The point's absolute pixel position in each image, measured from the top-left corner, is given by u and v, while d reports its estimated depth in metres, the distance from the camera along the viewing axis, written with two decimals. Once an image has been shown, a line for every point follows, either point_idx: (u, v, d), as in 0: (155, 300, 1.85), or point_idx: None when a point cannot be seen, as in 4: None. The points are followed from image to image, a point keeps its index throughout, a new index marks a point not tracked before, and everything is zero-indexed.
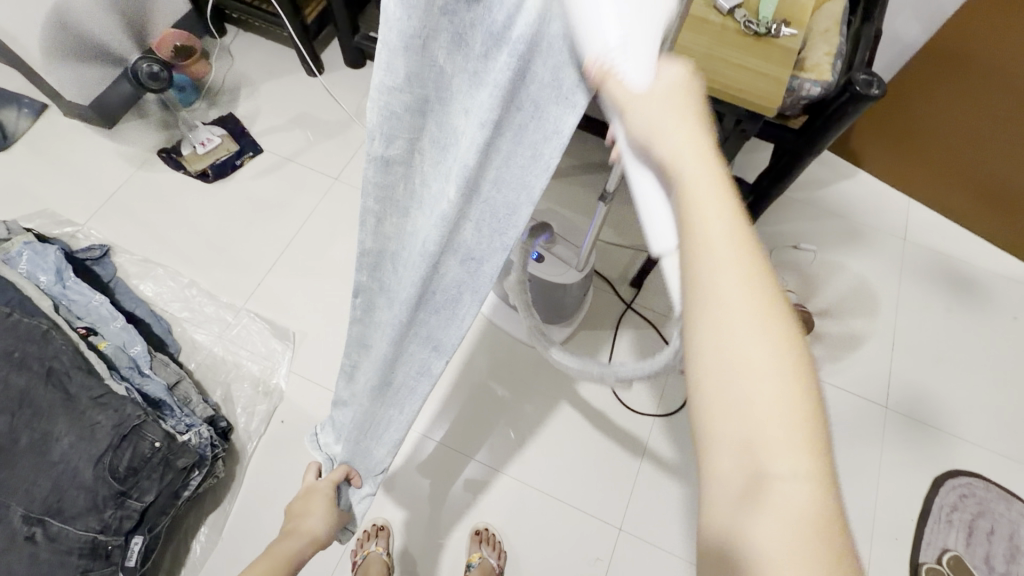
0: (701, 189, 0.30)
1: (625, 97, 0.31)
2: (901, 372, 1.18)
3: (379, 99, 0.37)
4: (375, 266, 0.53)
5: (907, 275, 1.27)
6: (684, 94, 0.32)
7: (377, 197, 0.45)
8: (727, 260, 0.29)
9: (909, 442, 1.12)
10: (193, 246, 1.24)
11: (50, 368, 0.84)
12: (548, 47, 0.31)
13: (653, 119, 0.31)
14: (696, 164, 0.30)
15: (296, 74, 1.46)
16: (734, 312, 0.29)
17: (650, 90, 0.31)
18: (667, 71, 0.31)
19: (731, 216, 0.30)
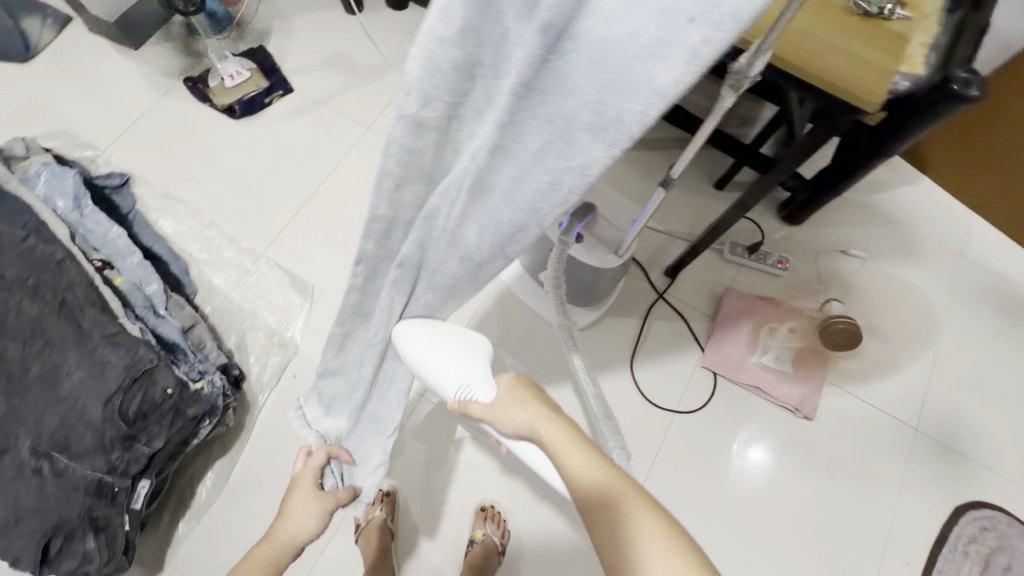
0: (551, 437, 0.56)
1: (490, 411, 0.59)
2: (937, 395, 1.12)
3: (427, 46, 0.34)
4: (384, 236, 0.49)
5: (959, 294, 1.20)
6: (521, 390, 0.60)
7: (400, 158, 0.41)
8: (576, 456, 0.53)
9: (935, 469, 1.08)
10: (215, 185, 1.19)
11: (64, 300, 0.82)
12: (597, 65, 0.32)
13: (515, 416, 0.58)
14: (542, 426, 0.57)
15: (334, 11, 1.37)
16: (592, 488, 0.51)
17: (499, 401, 0.60)
18: (502, 379, 0.62)
19: (572, 440, 0.55)
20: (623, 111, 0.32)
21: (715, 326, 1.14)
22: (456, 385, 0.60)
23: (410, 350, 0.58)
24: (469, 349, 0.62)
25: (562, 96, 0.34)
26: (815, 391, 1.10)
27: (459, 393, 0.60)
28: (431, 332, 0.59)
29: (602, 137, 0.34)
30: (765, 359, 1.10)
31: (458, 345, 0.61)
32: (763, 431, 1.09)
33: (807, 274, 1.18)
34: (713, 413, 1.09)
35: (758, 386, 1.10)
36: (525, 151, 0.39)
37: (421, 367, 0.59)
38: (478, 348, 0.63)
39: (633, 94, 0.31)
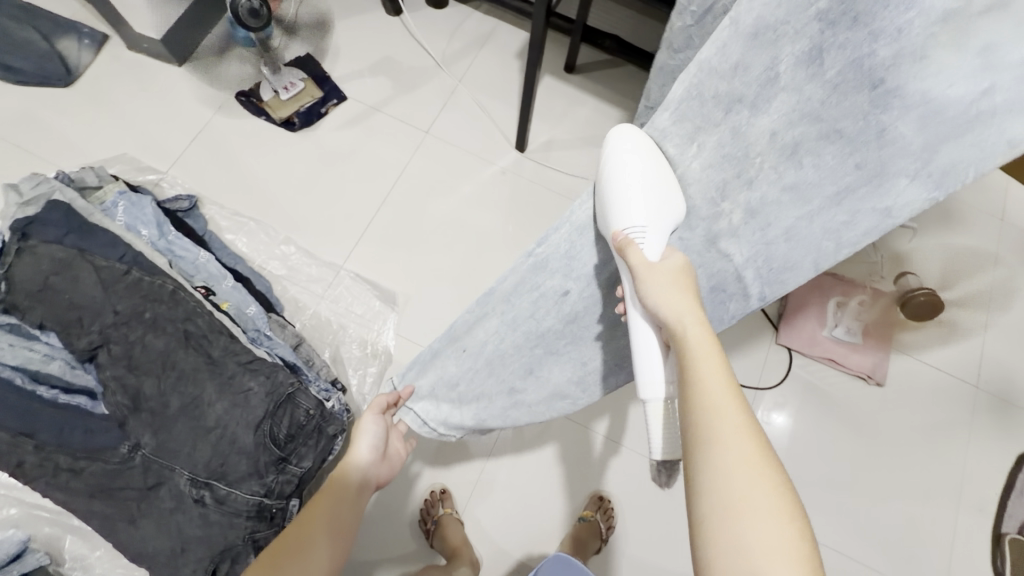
0: (698, 349, 0.47)
1: (646, 269, 0.52)
2: (993, 352, 1.20)
3: (699, 79, 0.53)
4: (579, 230, 0.65)
5: (1005, 255, 1.27)
6: (682, 278, 0.53)
7: (621, 171, 0.59)
8: (714, 366, 0.46)
9: (998, 421, 1.16)
10: (283, 200, 1.18)
11: (186, 331, 0.84)
12: (926, 115, 0.45)
13: (668, 298, 0.51)
14: (691, 323, 0.49)
15: (375, 13, 1.36)
16: (715, 401, 0.44)
17: (663, 266, 0.53)
18: (672, 254, 0.54)
19: (711, 348, 0.47)
20: (958, 158, 0.46)
21: (786, 304, 1.19)
22: (633, 222, 0.54)
23: (625, 157, 0.56)
24: (670, 200, 0.55)
25: (874, 140, 0.47)
26: (884, 358, 1.16)
27: (630, 232, 0.54)
28: (646, 158, 0.56)
29: (926, 183, 0.48)
30: (838, 332, 1.16)
31: (664, 189, 0.55)
32: (785, 397, 1.15)
33: (863, 247, 1.24)
34: (789, 387, 1.16)
35: (832, 357, 1.16)
36: (812, 193, 0.51)
37: (616, 179, 0.56)
38: (673, 212, 0.55)
39: (979, 143, 0.45)
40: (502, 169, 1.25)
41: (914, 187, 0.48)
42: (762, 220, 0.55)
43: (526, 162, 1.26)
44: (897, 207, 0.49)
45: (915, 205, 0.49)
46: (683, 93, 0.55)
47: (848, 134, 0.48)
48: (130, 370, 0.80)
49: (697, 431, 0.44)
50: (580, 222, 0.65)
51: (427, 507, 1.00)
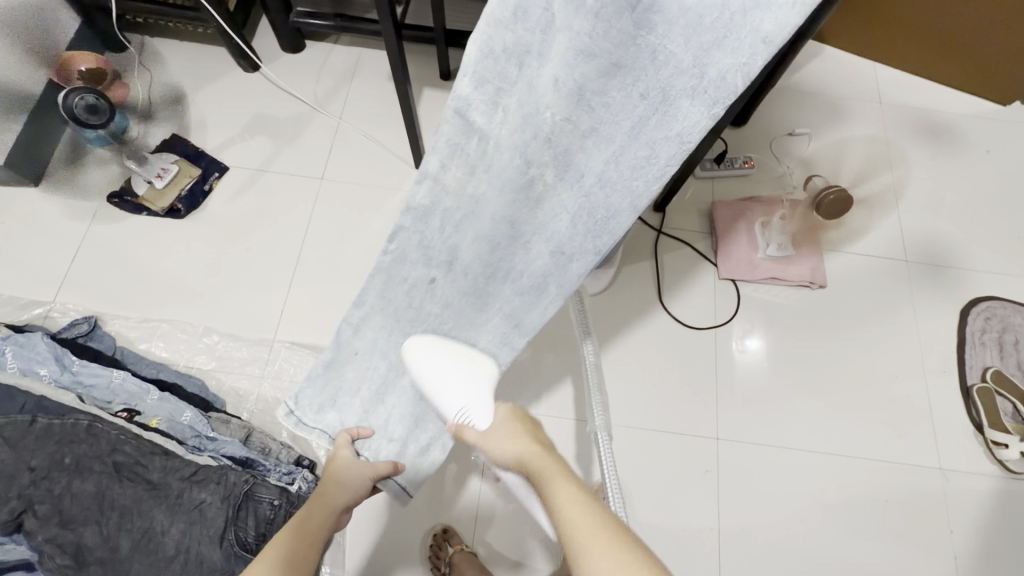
0: (545, 472, 0.57)
1: (482, 437, 0.64)
2: (911, 225, 1.27)
3: (487, 30, 0.52)
4: (421, 216, 0.66)
5: (893, 134, 1.35)
6: (511, 422, 0.65)
7: (449, 146, 0.61)
8: (558, 495, 0.54)
9: (933, 286, 1.23)
10: (192, 290, 1.11)
11: (116, 463, 0.76)
12: (693, 28, 0.44)
13: (506, 446, 0.62)
14: (531, 463, 0.59)
15: (233, 73, 1.30)
16: (574, 524, 0.50)
17: (492, 424, 0.64)
18: (499, 409, 0.66)
19: (564, 485, 0.55)
20: (727, 68, 0.45)
21: (717, 238, 1.22)
22: (456, 410, 0.67)
23: (421, 371, 0.71)
24: (471, 375, 0.70)
25: (651, 65, 0.48)
26: (819, 261, 1.21)
27: (458, 418, 0.67)
28: (444, 361, 0.71)
29: (706, 100, 0.47)
30: (771, 251, 1.19)
31: (459, 371, 0.70)
32: (752, 321, 1.18)
33: (770, 164, 1.29)
34: (745, 315, 1.18)
35: (773, 276, 1.19)
36: (612, 132, 0.53)
37: (428, 384, 0.70)
38: (479, 382, 0.70)
39: (740, 50, 0.44)
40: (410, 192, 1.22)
41: (697, 107, 0.48)
42: (575, 167, 0.57)
43: None
44: (686, 130, 0.50)
45: (701, 125, 0.49)
46: (477, 56, 0.54)
47: (626, 63, 0.49)
48: (64, 524, 0.72)
49: (560, 537, 0.52)
50: (420, 207, 0.65)
51: (436, 551, 0.96)
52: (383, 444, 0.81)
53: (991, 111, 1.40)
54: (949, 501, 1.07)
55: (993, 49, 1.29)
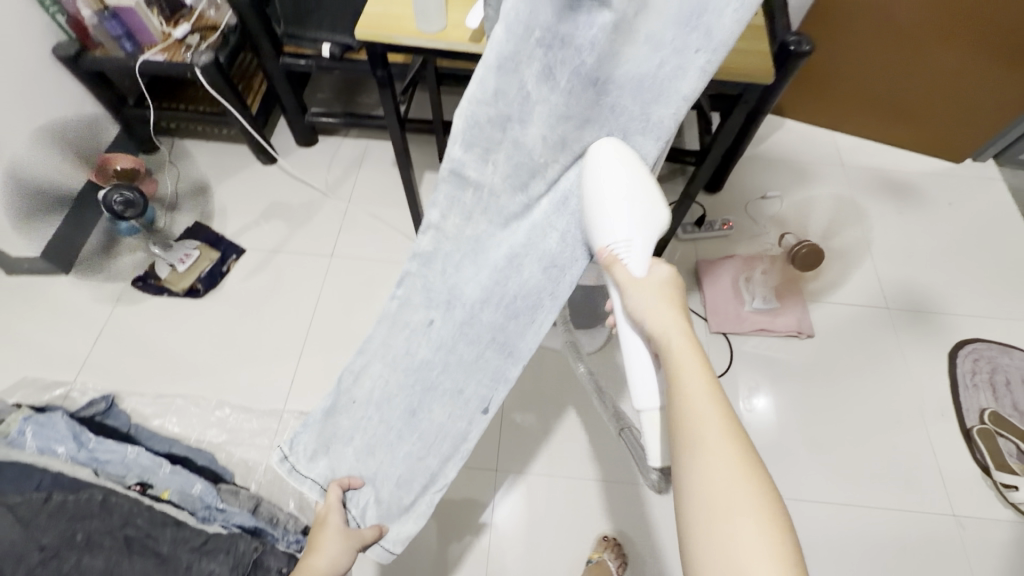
0: (679, 352, 0.50)
1: (631, 281, 0.56)
2: (887, 274, 1.34)
3: (471, 109, 0.62)
4: (425, 262, 0.76)
5: (858, 193, 1.46)
6: (668, 291, 0.56)
7: (451, 197, 0.71)
8: (699, 398, 0.47)
9: (917, 330, 1.27)
10: (206, 365, 1.16)
11: (127, 536, 0.77)
12: (637, 88, 0.57)
13: (653, 306, 0.54)
14: (668, 337, 0.51)
15: (252, 166, 1.44)
16: (706, 424, 0.46)
17: (647, 279, 0.56)
18: (658, 267, 0.57)
19: (704, 382, 0.48)
20: (665, 113, 0.58)
21: (706, 294, 1.28)
22: (613, 238, 0.57)
23: (599, 171, 0.59)
24: (655, 209, 0.58)
25: (611, 115, 0.60)
26: (804, 311, 1.27)
27: (614, 247, 0.57)
28: (627, 171, 0.58)
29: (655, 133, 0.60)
30: (756, 303, 1.25)
31: (644, 201, 0.57)
32: (747, 373, 1.21)
33: (747, 224, 1.38)
34: (739, 366, 1.22)
35: (762, 326, 1.24)
36: None
37: (601, 185, 0.59)
38: (657, 223, 0.58)
39: (670, 102, 0.57)
40: None
41: (649, 140, 0.61)
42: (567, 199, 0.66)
43: None
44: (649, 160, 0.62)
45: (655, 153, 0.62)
46: (465, 127, 0.64)
47: (594, 119, 0.60)
48: None
49: (681, 419, 0.47)
50: (423, 253, 0.76)
51: None
52: (371, 502, 0.80)
53: (945, 168, 1.52)
54: (968, 550, 1.05)
55: (942, 110, 1.42)
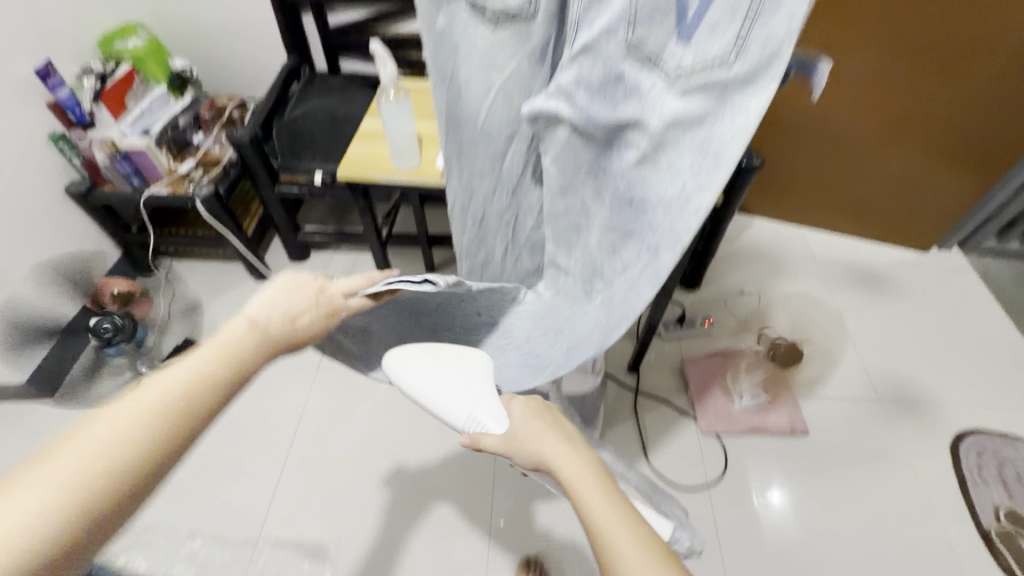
0: (569, 473, 0.52)
1: (506, 441, 0.58)
2: (873, 364, 1.34)
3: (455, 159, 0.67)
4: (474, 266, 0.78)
5: (832, 285, 1.51)
6: (535, 418, 0.58)
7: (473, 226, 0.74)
8: (598, 500, 0.49)
9: (914, 422, 1.25)
10: (180, 493, 1.12)
11: None
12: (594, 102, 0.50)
13: (531, 447, 0.56)
14: (556, 463, 0.53)
15: (245, 283, 1.49)
16: (608, 524, 0.47)
17: (515, 427, 0.58)
18: (513, 407, 0.61)
19: (599, 488, 0.50)
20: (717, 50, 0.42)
21: (694, 394, 1.27)
22: (464, 418, 0.61)
23: (412, 372, 0.64)
24: (466, 363, 0.63)
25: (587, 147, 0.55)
26: (795, 407, 1.25)
27: (468, 427, 0.60)
28: (431, 363, 0.63)
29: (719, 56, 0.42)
30: (745, 401, 1.24)
31: (449, 359, 0.64)
32: (746, 476, 1.16)
33: (727, 321, 1.41)
34: (736, 469, 1.17)
35: (754, 426, 1.21)
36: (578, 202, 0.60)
37: (427, 397, 0.63)
38: (479, 372, 0.63)
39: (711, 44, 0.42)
40: None
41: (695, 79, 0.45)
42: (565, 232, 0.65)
43: None
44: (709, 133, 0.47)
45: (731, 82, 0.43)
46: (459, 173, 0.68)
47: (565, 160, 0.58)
48: None
49: (593, 534, 0.48)
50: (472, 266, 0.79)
51: None
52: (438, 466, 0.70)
53: (912, 258, 1.59)
54: None
55: (899, 205, 1.51)
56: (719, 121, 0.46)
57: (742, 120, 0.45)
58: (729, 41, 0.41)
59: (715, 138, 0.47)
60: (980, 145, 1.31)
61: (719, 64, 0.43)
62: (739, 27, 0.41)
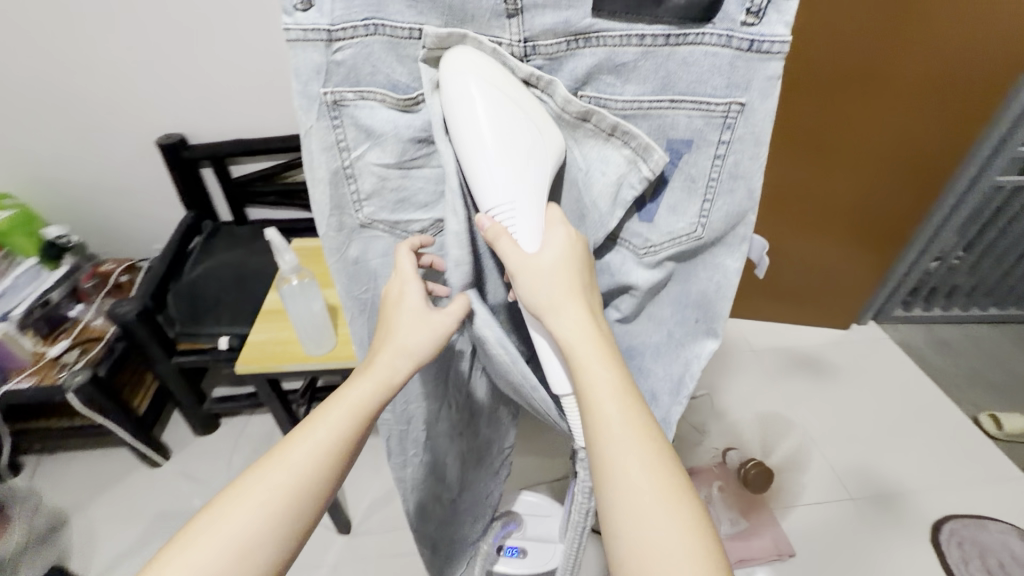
0: (587, 355, 0.42)
1: (525, 267, 0.42)
2: (836, 459, 1.32)
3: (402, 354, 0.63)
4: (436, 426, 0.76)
5: (776, 375, 1.51)
6: (570, 255, 0.43)
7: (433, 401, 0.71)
8: (614, 390, 0.41)
9: (889, 520, 1.20)
10: None
11: None
12: None
13: (547, 294, 0.42)
14: (577, 337, 0.42)
15: (139, 473, 1.26)
16: (615, 419, 0.40)
17: (543, 256, 0.42)
18: (556, 233, 0.43)
19: (611, 373, 0.41)
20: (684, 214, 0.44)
21: None
22: (496, 201, 0.41)
23: (458, 102, 0.39)
24: (541, 135, 0.41)
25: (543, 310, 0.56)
26: (777, 526, 1.18)
27: (495, 213, 0.41)
28: (502, 108, 0.39)
29: (691, 211, 0.43)
30: (726, 529, 1.17)
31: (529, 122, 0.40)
32: None
33: (685, 433, 1.35)
34: None
35: (737, 558, 1.12)
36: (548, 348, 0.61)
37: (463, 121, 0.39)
38: (549, 148, 0.41)
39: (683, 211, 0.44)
40: (336, 564, 1.10)
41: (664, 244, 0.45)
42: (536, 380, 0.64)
43: (361, 539, 1.13)
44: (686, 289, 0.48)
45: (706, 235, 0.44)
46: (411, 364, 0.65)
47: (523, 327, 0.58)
48: None
49: (592, 428, 0.41)
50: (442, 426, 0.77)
51: None
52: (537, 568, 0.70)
53: (841, 336, 1.64)
54: None
55: (816, 289, 1.57)
56: (695, 276, 0.47)
57: (722, 276, 0.46)
58: (692, 217, 0.44)
59: (695, 292, 0.48)
60: (877, 223, 1.39)
61: (688, 237, 0.44)
62: (700, 205, 0.43)
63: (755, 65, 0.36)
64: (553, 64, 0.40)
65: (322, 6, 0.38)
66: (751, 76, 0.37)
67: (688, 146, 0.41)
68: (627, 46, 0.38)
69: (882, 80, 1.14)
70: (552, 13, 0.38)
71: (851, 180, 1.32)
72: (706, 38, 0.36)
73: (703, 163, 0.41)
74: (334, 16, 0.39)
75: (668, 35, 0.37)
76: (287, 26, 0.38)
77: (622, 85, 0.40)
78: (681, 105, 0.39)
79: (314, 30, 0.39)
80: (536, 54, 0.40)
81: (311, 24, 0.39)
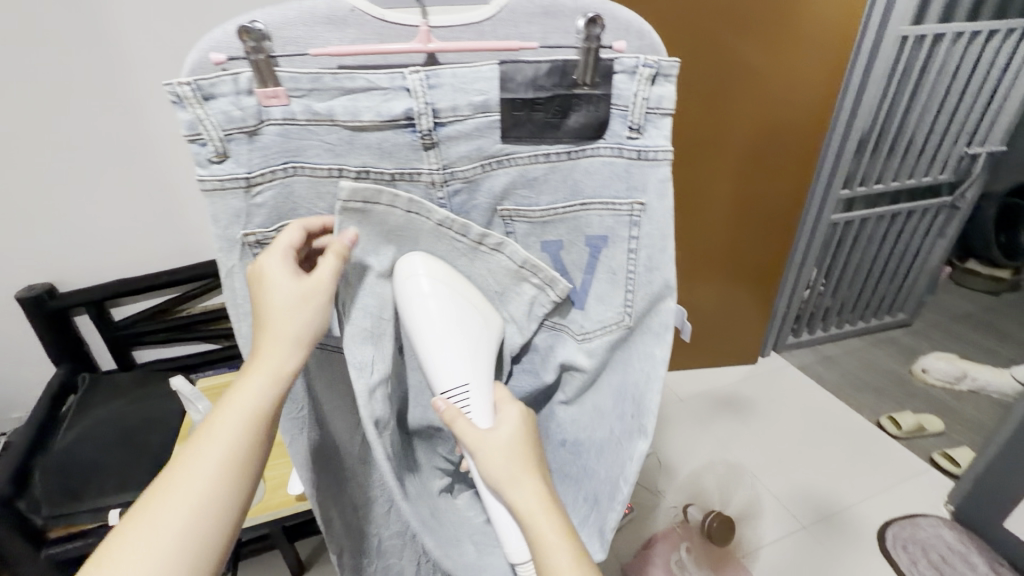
0: (540, 518, 0.45)
1: (484, 444, 0.47)
2: (779, 490, 1.38)
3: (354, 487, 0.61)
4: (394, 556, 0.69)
5: (708, 420, 1.58)
6: (522, 430, 0.50)
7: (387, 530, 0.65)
8: (567, 552, 0.43)
9: (840, 541, 1.26)
10: None
11: None
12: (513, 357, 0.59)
13: (506, 469, 0.47)
14: (533, 507, 0.45)
15: None
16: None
17: (502, 434, 0.48)
18: (510, 414, 0.50)
19: (564, 534, 0.44)
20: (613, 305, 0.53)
21: None
22: (449, 392, 0.49)
23: (407, 287, 0.48)
24: (483, 332, 0.52)
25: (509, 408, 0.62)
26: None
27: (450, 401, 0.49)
28: (449, 298, 0.49)
29: (617, 302, 0.53)
30: None
31: (464, 311, 0.50)
32: None
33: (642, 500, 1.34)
34: None
35: None
36: None
37: (409, 317, 0.49)
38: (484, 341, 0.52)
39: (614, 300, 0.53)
40: None
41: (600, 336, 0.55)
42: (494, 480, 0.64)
43: None
44: (628, 378, 0.55)
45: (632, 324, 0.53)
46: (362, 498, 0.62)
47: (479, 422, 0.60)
48: None
49: None
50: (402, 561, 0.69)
51: None
52: None
53: (751, 369, 1.79)
54: None
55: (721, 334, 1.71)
56: (630, 366, 0.55)
57: (651, 364, 0.53)
58: (619, 306, 0.53)
59: (632, 381, 0.54)
60: (756, 266, 1.58)
61: (618, 324, 0.53)
62: (624, 293, 0.52)
63: (647, 170, 0.47)
64: (472, 183, 0.48)
65: (238, 157, 0.42)
66: (647, 180, 0.47)
67: (604, 240, 0.51)
68: (535, 163, 0.47)
69: (719, 149, 1.35)
70: (465, 142, 0.45)
71: (724, 232, 1.49)
72: (602, 150, 0.47)
73: (618, 256, 0.51)
74: (251, 164, 0.42)
75: (569, 151, 0.47)
76: (202, 177, 0.41)
77: (536, 197, 0.50)
78: (592, 207, 0.49)
79: (232, 179, 0.42)
80: (455, 178, 0.47)
81: (227, 173, 0.41)
